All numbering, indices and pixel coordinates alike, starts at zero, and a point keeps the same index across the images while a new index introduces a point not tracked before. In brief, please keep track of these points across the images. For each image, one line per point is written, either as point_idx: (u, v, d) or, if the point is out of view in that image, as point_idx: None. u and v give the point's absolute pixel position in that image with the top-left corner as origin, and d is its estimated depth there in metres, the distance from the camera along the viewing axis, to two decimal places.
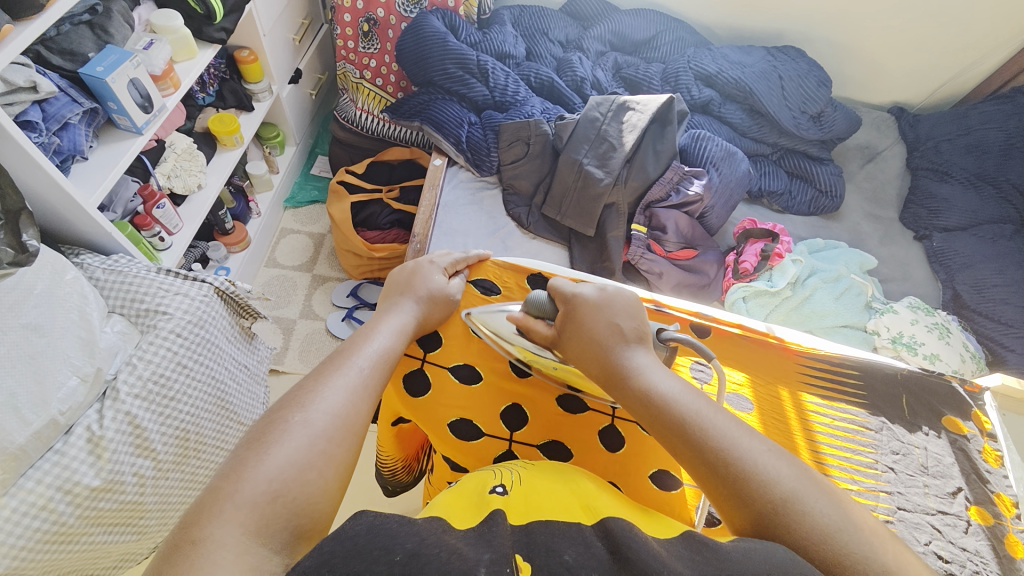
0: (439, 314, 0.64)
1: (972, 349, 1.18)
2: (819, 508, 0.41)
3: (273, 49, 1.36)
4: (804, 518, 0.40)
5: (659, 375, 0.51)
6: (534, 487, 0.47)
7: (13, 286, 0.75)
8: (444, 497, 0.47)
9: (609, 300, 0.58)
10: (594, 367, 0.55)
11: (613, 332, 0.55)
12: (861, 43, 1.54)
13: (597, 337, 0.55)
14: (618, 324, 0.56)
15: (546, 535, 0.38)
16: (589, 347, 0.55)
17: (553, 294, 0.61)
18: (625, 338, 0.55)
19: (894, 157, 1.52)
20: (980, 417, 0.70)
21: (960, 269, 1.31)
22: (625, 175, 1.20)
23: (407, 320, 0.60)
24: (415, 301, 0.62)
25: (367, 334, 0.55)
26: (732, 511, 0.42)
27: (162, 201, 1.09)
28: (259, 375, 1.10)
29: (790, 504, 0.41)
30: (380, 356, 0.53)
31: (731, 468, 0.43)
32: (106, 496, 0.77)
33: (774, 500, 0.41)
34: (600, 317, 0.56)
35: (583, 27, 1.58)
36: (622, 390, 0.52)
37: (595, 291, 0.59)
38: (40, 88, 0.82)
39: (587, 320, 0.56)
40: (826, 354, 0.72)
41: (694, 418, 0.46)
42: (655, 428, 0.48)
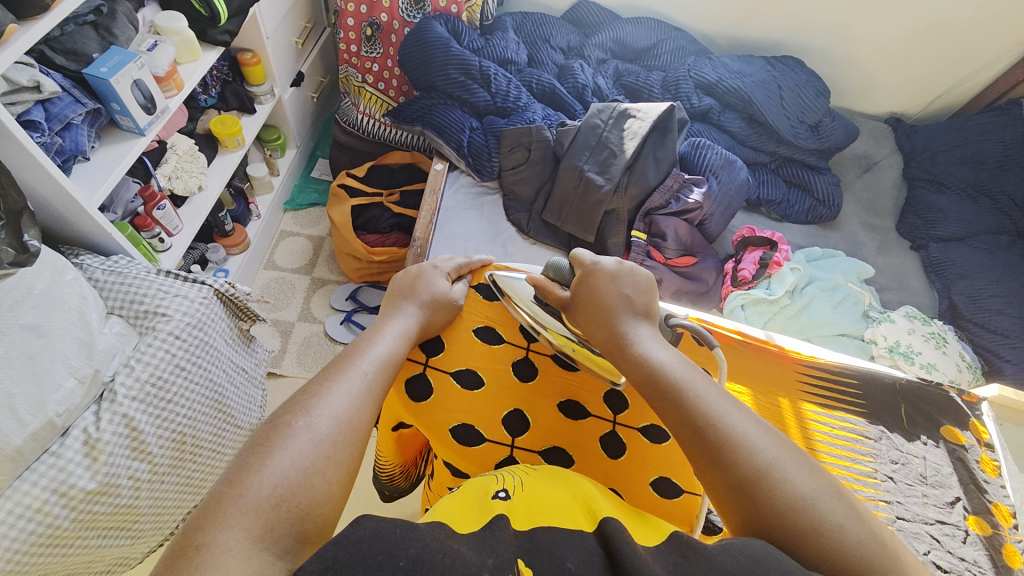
0: (443, 319, 0.65)
1: (968, 359, 1.18)
2: (798, 478, 0.42)
3: (277, 52, 1.37)
4: (783, 485, 0.42)
5: (659, 346, 0.53)
6: (537, 493, 0.47)
7: (13, 287, 0.75)
8: (445, 502, 0.47)
9: (622, 274, 0.60)
10: (598, 333, 0.58)
11: (622, 302, 0.58)
12: (859, 54, 1.56)
13: (607, 305, 0.58)
14: (627, 295, 0.58)
15: (550, 541, 0.38)
16: (595, 314, 0.58)
17: (574, 262, 0.64)
18: (632, 308, 0.57)
19: (891, 168, 1.54)
20: (978, 427, 0.70)
21: (956, 279, 1.32)
22: (625, 181, 1.20)
23: (409, 323, 0.60)
24: (417, 304, 0.63)
25: (369, 341, 0.55)
26: (712, 475, 0.44)
27: (162, 202, 1.10)
28: (257, 377, 1.09)
29: (771, 473, 0.42)
30: (384, 360, 0.53)
31: (715, 432, 0.45)
32: (102, 499, 0.77)
33: (756, 465, 0.42)
34: (611, 288, 0.59)
35: (585, 34, 1.59)
36: (622, 353, 0.54)
37: (611, 263, 0.61)
38: (43, 87, 0.81)
39: (598, 289, 0.59)
40: (825, 362, 0.73)
41: (685, 384, 0.49)
42: (647, 390, 0.51)
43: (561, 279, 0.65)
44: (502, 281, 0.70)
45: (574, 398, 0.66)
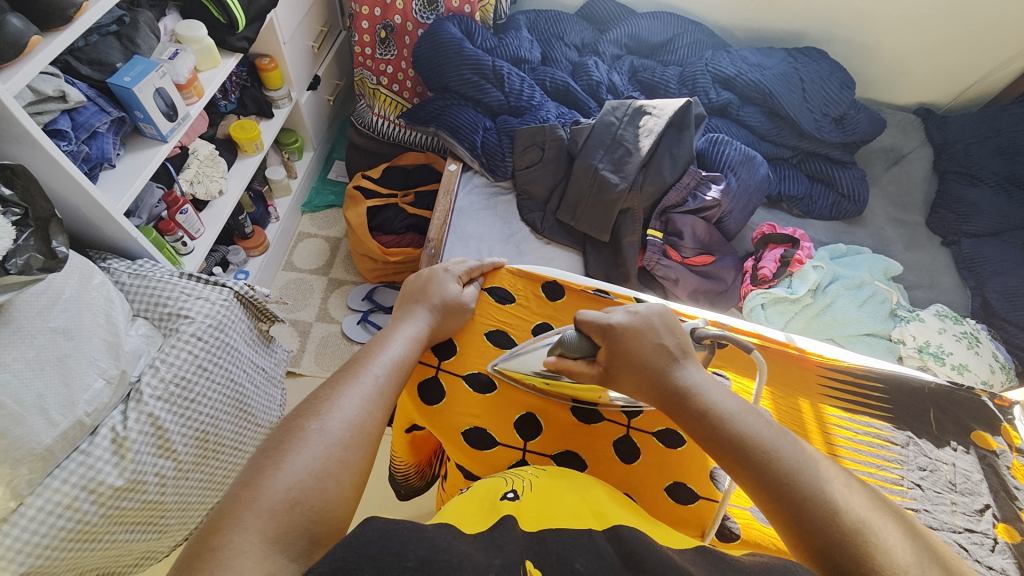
0: (453, 324, 0.65)
1: (1003, 360, 1.13)
2: (893, 538, 0.40)
3: (293, 57, 1.39)
4: (885, 549, 0.39)
5: (717, 394, 0.50)
6: (545, 496, 0.46)
7: (43, 291, 0.77)
8: (453, 506, 0.47)
9: (652, 320, 0.57)
10: (644, 386, 0.54)
11: (660, 350, 0.54)
12: (886, 44, 1.50)
13: (646, 357, 0.54)
14: (663, 343, 0.55)
15: (563, 544, 0.38)
16: (637, 367, 0.54)
17: (583, 324, 0.60)
18: (672, 355, 0.54)
19: (920, 160, 1.48)
20: (1010, 432, 0.67)
21: (990, 275, 1.27)
22: (641, 179, 1.18)
23: (418, 327, 0.60)
24: (427, 310, 0.63)
25: (378, 345, 0.55)
26: (810, 544, 0.41)
27: (184, 206, 1.12)
28: (276, 377, 1.11)
29: (865, 538, 0.39)
30: (393, 364, 0.53)
31: (798, 495, 0.42)
32: (129, 495, 0.80)
33: (853, 527, 0.40)
34: (643, 336, 0.55)
35: (599, 31, 1.58)
36: (676, 407, 0.51)
37: (629, 313, 0.58)
38: (68, 97, 0.84)
39: (633, 339, 0.56)
40: (849, 365, 0.70)
41: (755, 440, 0.46)
42: (715, 449, 0.47)
43: (575, 348, 0.59)
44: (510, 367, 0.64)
45: (587, 402, 0.65)
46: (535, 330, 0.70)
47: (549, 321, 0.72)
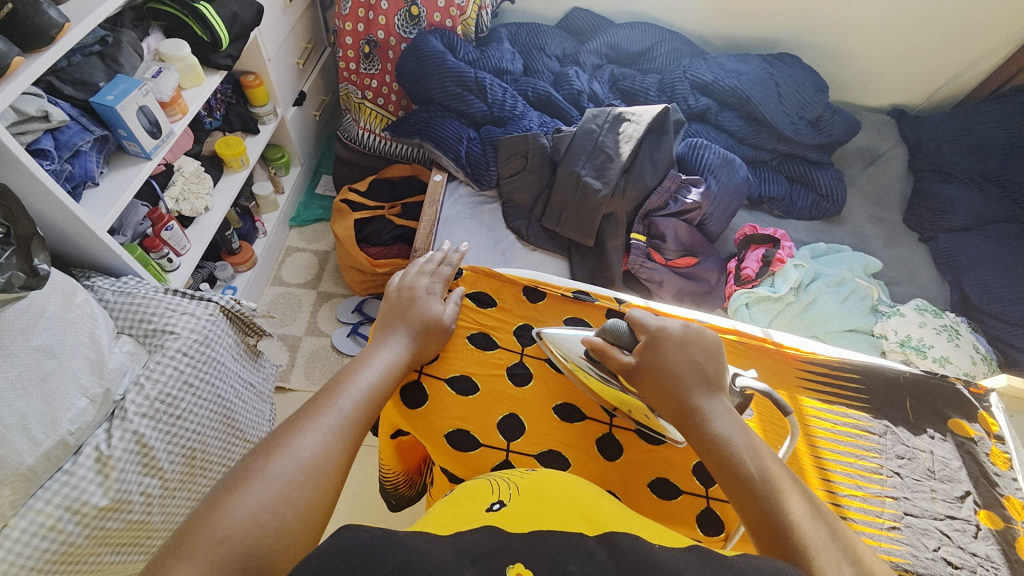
0: (432, 349, 0.65)
1: (982, 351, 1.16)
2: None
3: (278, 74, 1.41)
4: None
5: (738, 430, 0.50)
6: (533, 501, 0.46)
7: (25, 309, 0.76)
8: (431, 517, 0.46)
9: (691, 339, 0.57)
10: (665, 404, 0.54)
11: (694, 371, 0.54)
12: (857, 48, 1.55)
13: (676, 375, 0.54)
14: (700, 365, 0.55)
15: (545, 542, 0.38)
16: (664, 385, 0.55)
17: (634, 324, 0.60)
18: (705, 379, 0.54)
19: (895, 159, 1.52)
20: (987, 419, 0.69)
21: (966, 269, 1.30)
22: (623, 184, 1.21)
23: (397, 352, 0.60)
24: (409, 331, 0.63)
25: (354, 369, 0.56)
26: None
27: (170, 223, 1.12)
28: (265, 392, 1.11)
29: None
30: (367, 392, 0.54)
31: (797, 541, 0.42)
32: (114, 515, 0.79)
33: None
34: (682, 355, 0.56)
35: (579, 42, 1.61)
36: (694, 429, 0.52)
37: (681, 326, 0.58)
38: (51, 117, 0.85)
39: (665, 358, 0.56)
40: (825, 358, 0.72)
41: (765, 480, 0.46)
42: (724, 479, 0.48)
43: (620, 341, 0.60)
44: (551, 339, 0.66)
45: (570, 402, 0.66)
46: (517, 333, 0.71)
47: (531, 323, 0.73)
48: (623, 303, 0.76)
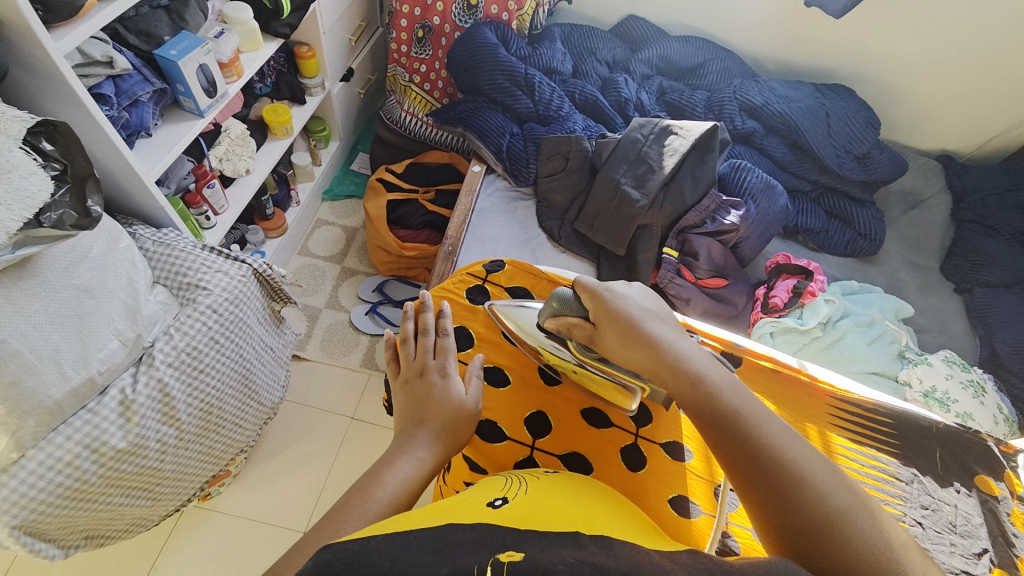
0: (465, 434, 0.59)
1: (1006, 413, 1.12)
2: (872, 525, 0.40)
3: (331, 47, 1.42)
4: (858, 531, 0.39)
5: (708, 365, 0.51)
6: (537, 498, 0.46)
7: (72, 248, 0.78)
8: (433, 504, 0.46)
9: (642, 297, 0.60)
10: (633, 348, 0.55)
11: (652, 317, 0.57)
12: (913, 88, 1.52)
13: (638, 319, 0.56)
14: (655, 312, 0.57)
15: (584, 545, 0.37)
16: (629, 327, 0.56)
17: (579, 289, 0.61)
18: (663, 324, 0.56)
19: (939, 206, 1.48)
20: (1013, 479, 0.67)
21: (1001, 326, 1.26)
22: (661, 198, 1.20)
23: (425, 448, 0.55)
24: (433, 423, 0.57)
25: (381, 469, 0.52)
26: (775, 517, 0.41)
27: (212, 181, 1.15)
28: (283, 358, 1.12)
29: (836, 517, 0.40)
30: (397, 492, 0.50)
31: (775, 463, 0.43)
32: (129, 459, 0.81)
33: (827, 506, 0.40)
34: (636, 303, 0.58)
35: (631, 49, 1.60)
36: (664, 368, 0.52)
37: (632, 283, 0.61)
38: (115, 63, 0.87)
39: (626, 305, 0.58)
40: (859, 398, 0.71)
41: (741, 409, 0.47)
42: (699, 416, 0.48)
43: (567, 309, 0.63)
44: (502, 310, 0.70)
45: (597, 407, 0.66)
46: None
47: None
48: None
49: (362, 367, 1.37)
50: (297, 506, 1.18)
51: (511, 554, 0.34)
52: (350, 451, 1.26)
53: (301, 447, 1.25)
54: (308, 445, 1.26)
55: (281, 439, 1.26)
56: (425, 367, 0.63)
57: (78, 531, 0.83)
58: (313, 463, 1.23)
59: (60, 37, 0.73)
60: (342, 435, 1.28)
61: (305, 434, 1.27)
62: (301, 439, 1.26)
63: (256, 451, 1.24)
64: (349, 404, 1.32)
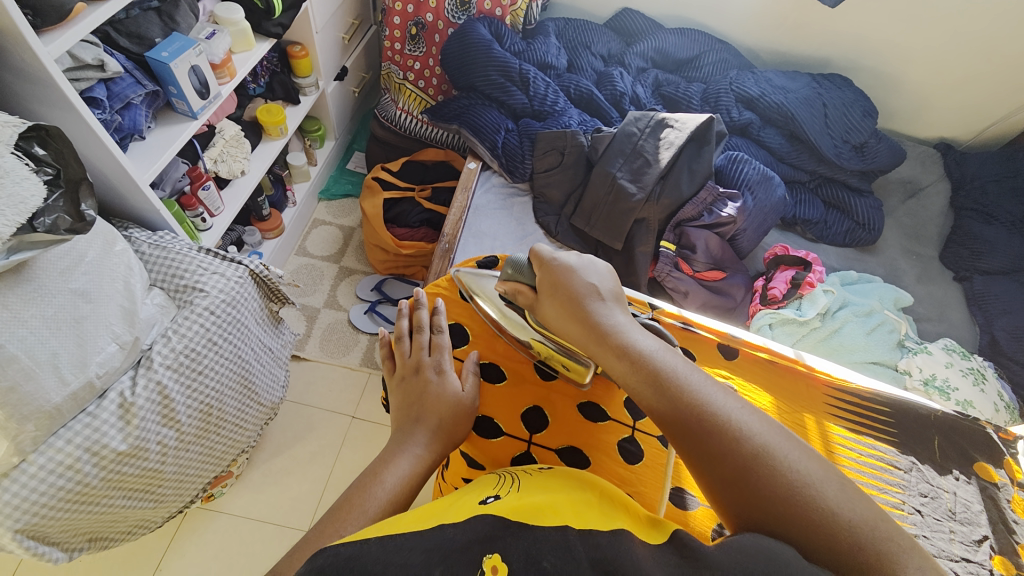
0: (462, 431, 0.59)
1: (1007, 399, 1.12)
2: (789, 460, 0.44)
3: (324, 46, 1.41)
4: (775, 467, 0.43)
5: (639, 334, 0.56)
6: (528, 494, 0.46)
7: (68, 251, 0.78)
8: (427, 505, 0.46)
9: (584, 266, 0.63)
10: (574, 325, 0.59)
11: (590, 291, 0.60)
12: (910, 76, 1.51)
13: (575, 294, 0.60)
14: (593, 286, 0.61)
15: (586, 541, 0.37)
16: (567, 306, 0.60)
17: (534, 259, 0.66)
18: (601, 297, 0.60)
19: (938, 195, 1.48)
20: (1012, 466, 0.67)
21: (1000, 314, 1.26)
22: (658, 191, 1.19)
23: (422, 446, 0.55)
24: (429, 420, 0.57)
25: (378, 467, 0.53)
26: (702, 465, 0.46)
27: (207, 183, 1.15)
28: (282, 358, 1.12)
29: (760, 457, 0.44)
30: (396, 490, 0.50)
31: (696, 415, 0.47)
32: (130, 461, 0.81)
33: (747, 449, 0.44)
34: (575, 278, 0.61)
35: (626, 43, 1.59)
36: (600, 341, 0.56)
37: (573, 258, 0.64)
38: (106, 66, 0.87)
39: (564, 281, 0.61)
40: (857, 387, 0.70)
41: (669, 372, 0.51)
42: (633, 384, 0.52)
43: (520, 275, 0.66)
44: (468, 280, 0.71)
45: (596, 401, 0.65)
46: None
47: None
48: (656, 309, 0.75)
49: (362, 365, 1.37)
50: (300, 505, 1.19)
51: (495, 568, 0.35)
52: (351, 450, 1.26)
53: (302, 446, 1.26)
54: (310, 444, 1.26)
55: (282, 439, 1.26)
56: (420, 364, 0.63)
57: (82, 533, 0.84)
58: (314, 462, 1.24)
59: (50, 41, 0.73)
60: (343, 434, 1.28)
61: (307, 433, 1.27)
62: (302, 439, 1.26)
63: (258, 451, 1.24)
64: (350, 403, 1.32)
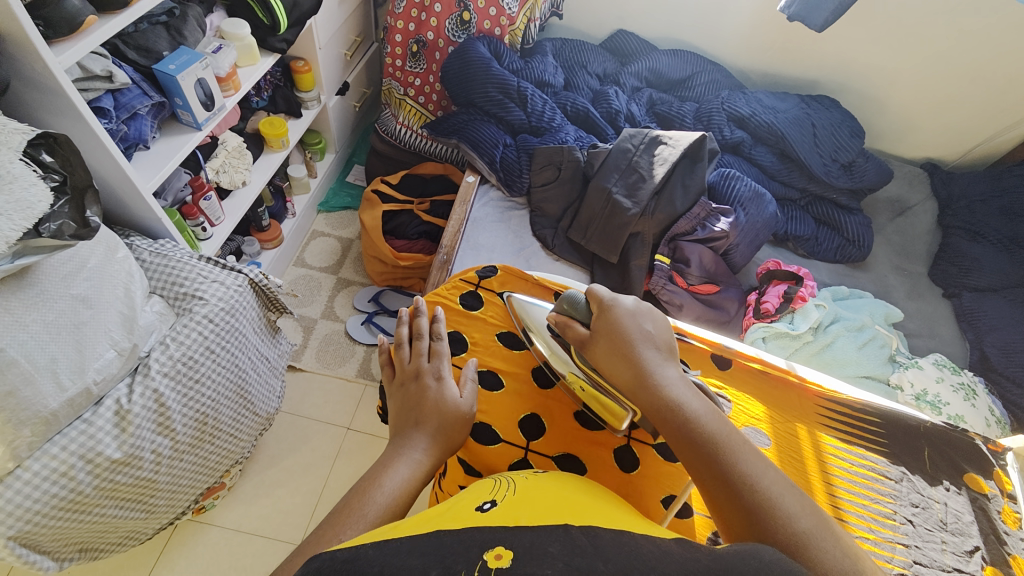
0: (460, 437, 0.59)
1: (997, 414, 1.14)
2: (833, 553, 0.41)
3: (327, 62, 1.45)
4: (820, 558, 0.41)
5: (689, 392, 0.53)
6: (525, 497, 0.46)
7: (70, 257, 0.79)
8: (424, 511, 0.46)
9: (641, 310, 0.61)
10: (621, 372, 0.57)
11: (643, 340, 0.58)
12: (895, 99, 1.56)
13: (627, 338, 0.58)
14: (648, 334, 0.59)
15: (586, 537, 0.38)
16: (616, 351, 0.58)
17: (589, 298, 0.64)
18: (654, 347, 0.58)
19: (925, 213, 1.51)
20: (1001, 477, 0.68)
21: (988, 330, 1.28)
22: (652, 206, 1.22)
23: (421, 451, 0.55)
24: (428, 426, 0.58)
25: (377, 472, 0.53)
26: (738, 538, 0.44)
27: (209, 193, 1.16)
28: (278, 368, 1.12)
29: (802, 543, 0.42)
30: (395, 494, 0.51)
31: (740, 486, 0.45)
32: (124, 470, 0.80)
33: (791, 531, 0.42)
34: (630, 324, 0.59)
35: (621, 63, 1.63)
36: (644, 388, 0.55)
37: (631, 302, 0.62)
38: (114, 78, 0.89)
39: (619, 326, 0.59)
40: (847, 398, 0.72)
41: (715, 437, 0.49)
42: (674, 438, 0.51)
43: (575, 312, 0.65)
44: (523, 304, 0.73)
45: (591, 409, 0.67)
46: None
47: None
48: None
49: (358, 377, 1.37)
50: (292, 518, 1.17)
51: (499, 555, 0.35)
52: (345, 462, 1.25)
53: (295, 458, 1.25)
54: (304, 456, 1.25)
55: (276, 450, 1.25)
56: (420, 370, 0.63)
57: (72, 544, 0.83)
58: (307, 475, 1.23)
59: (60, 52, 0.75)
60: (337, 447, 1.27)
61: (301, 445, 1.26)
62: (296, 451, 1.26)
63: (251, 463, 1.23)
64: (345, 414, 1.32)
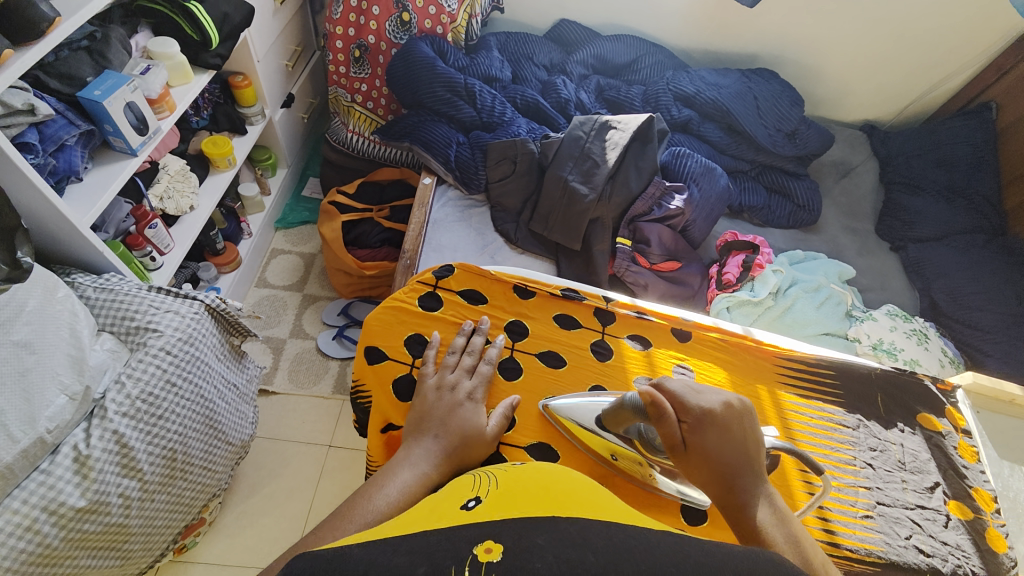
0: (482, 454, 0.61)
1: (950, 355, 1.21)
2: None
3: (267, 75, 1.41)
4: None
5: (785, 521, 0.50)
6: (509, 489, 0.47)
7: (4, 303, 0.75)
8: (407, 512, 0.45)
9: (737, 420, 0.53)
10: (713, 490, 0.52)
11: (738, 458, 0.52)
12: (828, 67, 1.63)
13: (726, 465, 0.51)
14: (744, 448, 0.52)
15: (567, 524, 0.39)
16: (710, 474, 0.52)
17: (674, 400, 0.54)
18: (748, 462, 0.52)
19: (868, 172, 1.58)
20: (954, 414, 0.72)
21: (935, 277, 1.36)
22: (609, 190, 1.23)
23: (432, 461, 0.57)
24: (453, 435, 0.60)
25: (385, 478, 0.56)
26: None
27: (154, 221, 1.10)
28: (248, 394, 1.09)
29: None
30: (394, 498, 0.53)
31: None
32: (92, 518, 0.77)
33: None
34: (726, 441, 0.52)
35: (567, 52, 1.65)
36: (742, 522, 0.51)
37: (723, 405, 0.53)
38: (37, 110, 0.83)
39: (711, 449, 0.52)
40: (802, 354, 0.75)
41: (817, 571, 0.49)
42: None
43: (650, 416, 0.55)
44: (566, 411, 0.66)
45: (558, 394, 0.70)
46: (509, 329, 0.75)
47: (520, 319, 0.77)
48: (611, 301, 0.79)
49: (334, 393, 1.34)
50: (278, 545, 1.14)
51: (490, 548, 0.35)
52: (330, 481, 1.23)
53: (277, 483, 1.22)
54: (286, 479, 1.22)
55: (256, 478, 1.22)
56: (458, 383, 0.66)
57: None
58: (290, 499, 1.20)
59: None
60: (321, 466, 1.25)
61: (281, 469, 1.24)
62: (277, 476, 1.23)
63: (230, 494, 1.19)
64: (324, 433, 1.29)
